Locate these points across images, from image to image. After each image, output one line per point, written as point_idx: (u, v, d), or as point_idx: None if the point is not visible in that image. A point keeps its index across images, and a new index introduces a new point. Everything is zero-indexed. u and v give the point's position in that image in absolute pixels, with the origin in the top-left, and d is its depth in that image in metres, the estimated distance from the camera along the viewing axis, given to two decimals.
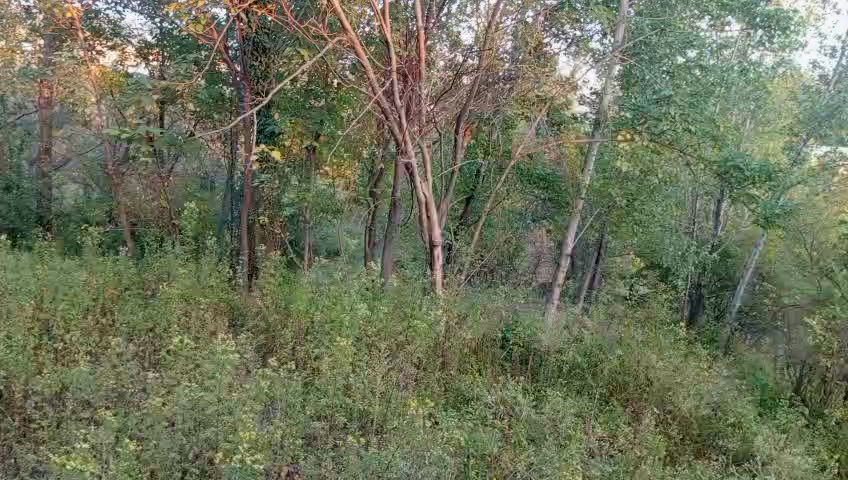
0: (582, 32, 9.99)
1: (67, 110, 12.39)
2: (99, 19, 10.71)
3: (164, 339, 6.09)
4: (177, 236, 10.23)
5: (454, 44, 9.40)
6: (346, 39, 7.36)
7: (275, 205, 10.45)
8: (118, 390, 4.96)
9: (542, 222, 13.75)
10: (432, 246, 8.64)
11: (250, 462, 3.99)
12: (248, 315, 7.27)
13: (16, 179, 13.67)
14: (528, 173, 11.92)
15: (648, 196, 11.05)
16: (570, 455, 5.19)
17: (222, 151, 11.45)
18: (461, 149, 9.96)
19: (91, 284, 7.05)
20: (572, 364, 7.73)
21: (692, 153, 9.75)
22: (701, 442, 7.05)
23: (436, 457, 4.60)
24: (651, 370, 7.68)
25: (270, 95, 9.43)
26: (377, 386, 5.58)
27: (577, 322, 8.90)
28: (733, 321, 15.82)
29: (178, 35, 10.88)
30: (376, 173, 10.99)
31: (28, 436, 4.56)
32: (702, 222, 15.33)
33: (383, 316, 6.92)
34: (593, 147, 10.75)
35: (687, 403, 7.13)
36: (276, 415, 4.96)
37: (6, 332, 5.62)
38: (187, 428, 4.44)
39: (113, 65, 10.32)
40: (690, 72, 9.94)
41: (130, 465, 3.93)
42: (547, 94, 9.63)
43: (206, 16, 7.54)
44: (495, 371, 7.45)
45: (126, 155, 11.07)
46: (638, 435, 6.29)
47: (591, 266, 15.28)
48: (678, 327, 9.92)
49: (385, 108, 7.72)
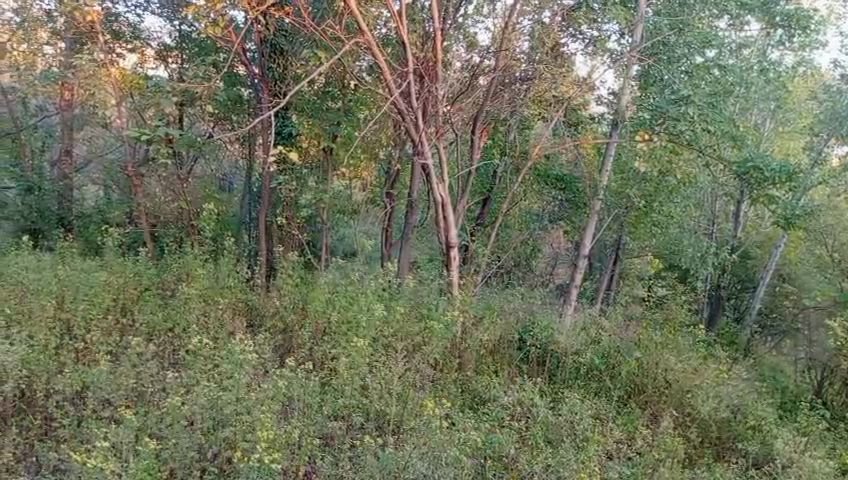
0: (599, 32, 9.90)
1: (88, 113, 12.54)
2: (119, 22, 10.84)
3: (183, 339, 6.14)
4: (196, 237, 10.31)
5: (470, 45, 9.28)
6: (363, 41, 7.43)
7: (292, 206, 10.49)
8: (138, 389, 5.01)
9: (559, 222, 13.68)
10: (449, 246, 8.62)
11: (267, 461, 4.04)
12: (266, 315, 7.31)
13: (38, 180, 13.93)
14: (545, 174, 11.97)
15: (667, 196, 10.98)
16: (588, 457, 5.19)
17: (239, 152, 11.50)
18: (478, 151, 9.94)
19: (111, 285, 7.13)
20: (590, 366, 7.67)
21: (712, 153, 9.81)
22: (720, 445, 6.97)
23: (452, 458, 4.62)
24: (669, 372, 7.64)
25: (288, 97, 9.53)
26: (394, 387, 5.59)
27: (595, 323, 8.83)
28: (753, 323, 15.62)
29: (198, 38, 10.89)
30: (392, 174, 11.20)
31: (50, 435, 4.60)
32: (721, 223, 15.18)
33: (399, 317, 6.93)
34: (611, 148, 10.60)
35: (706, 406, 7.08)
36: (294, 415, 4.98)
37: (28, 331, 5.69)
38: (207, 427, 4.50)
39: (133, 67, 10.45)
40: (710, 72, 9.76)
41: (150, 464, 3.96)
42: (564, 94, 9.68)
43: (224, 18, 7.64)
44: (511, 372, 7.42)
45: (145, 157, 11.20)
46: (656, 438, 6.25)
47: (610, 267, 15.19)
48: (697, 329, 9.84)
49: (402, 109, 7.75)
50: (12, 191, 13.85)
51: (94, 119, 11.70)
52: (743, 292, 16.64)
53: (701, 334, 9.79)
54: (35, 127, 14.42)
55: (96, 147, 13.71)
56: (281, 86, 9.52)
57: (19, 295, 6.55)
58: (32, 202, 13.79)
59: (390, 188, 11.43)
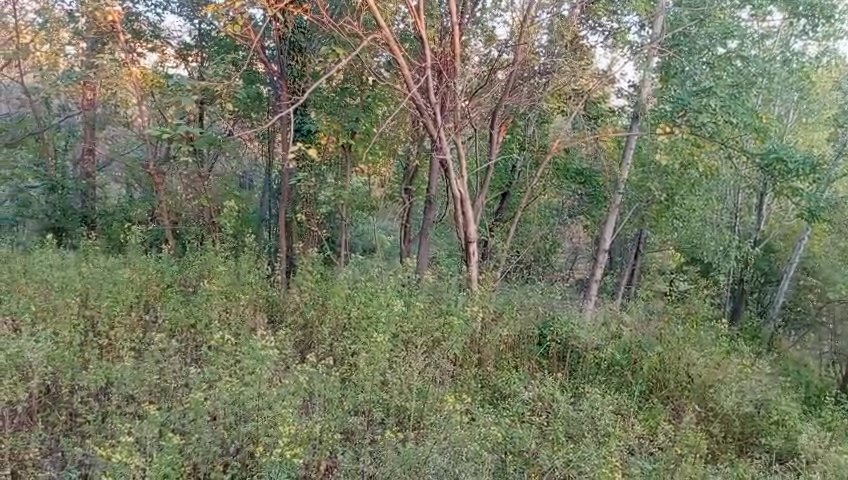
0: (619, 24, 9.90)
1: (109, 112, 12.67)
2: (139, 21, 11.07)
3: (205, 335, 6.20)
4: (216, 234, 10.39)
5: (489, 39, 9.30)
6: (381, 36, 7.43)
7: (312, 202, 10.53)
8: (161, 385, 5.07)
9: (579, 217, 13.61)
10: (468, 242, 8.60)
11: (288, 456, 4.07)
12: (286, 312, 7.35)
13: (61, 179, 14.01)
14: (565, 168, 11.78)
15: (689, 190, 10.82)
16: (609, 452, 5.18)
17: (259, 150, 11.57)
18: (496, 146, 9.88)
19: (134, 282, 7.21)
20: (611, 361, 7.60)
21: (734, 145, 9.62)
22: (744, 440, 6.93)
23: (473, 453, 4.64)
24: (691, 367, 7.59)
25: (307, 93, 9.45)
26: (414, 382, 5.61)
27: (615, 318, 8.76)
28: (776, 317, 15.39)
29: (218, 36, 11.00)
30: (410, 170, 11.36)
31: (75, 430, 4.66)
32: (744, 216, 14.99)
33: (419, 313, 6.95)
34: (631, 141, 10.61)
35: (729, 401, 7.01)
36: (315, 410, 5.00)
37: (53, 328, 5.77)
38: (229, 422, 4.54)
39: (154, 66, 10.24)
40: (732, 63, 9.67)
41: (174, 459, 4.00)
42: (584, 87, 9.79)
43: (243, 17, 7.69)
44: (532, 367, 7.39)
45: (166, 155, 11.30)
46: (679, 433, 6.20)
47: (630, 262, 15.08)
48: (720, 324, 9.75)
49: (421, 104, 7.75)
50: (35, 190, 14.05)
51: (116, 118, 11.78)
52: (766, 285, 16.40)
53: (724, 328, 9.69)
54: (58, 127, 14.53)
55: (119, 146, 13.88)
56: (300, 83, 9.46)
57: (45, 293, 6.65)
58: (55, 201, 13.89)
59: (408, 184, 11.56)
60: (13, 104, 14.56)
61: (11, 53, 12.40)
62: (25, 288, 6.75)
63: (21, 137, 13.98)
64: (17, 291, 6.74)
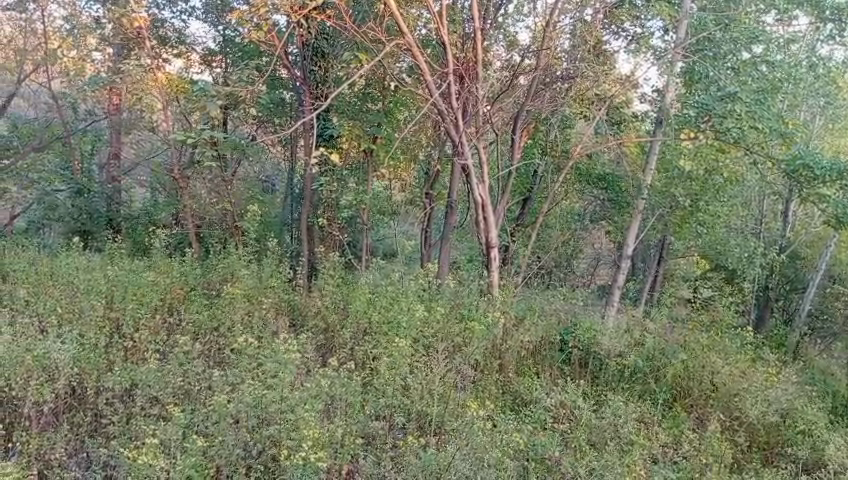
0: (642, 29, 9.87)
1: (135, 116, 12.82)
2: (165, 28, 11.28)
3: (228, 338, 6.25)
4: (239, 238, 10.49)
5: (510, 44, 9.38)
6: (403, 41, 7.43)
7: (334, 207, 10.59)
8: (185, 387, 5.12)
9: (600, 222, 13.54)
10: (489, 246, 8.59)
11: (312, 460, 4.08)
12: (308, 315, 7.36)
13: (87, 182, 14.27)
14: (587, 173, 11.71)
15: (713, 195, 10.67)
16: (633, 461, 5.16)
17: (282, 155, 11.66)
18: (518, 151, 9.85)
19: (159, 285, 7.31)
20: (633, 368, 7.48)
21: (760, 150, 9.48)
22: (769, 450, 6.79)
23: (495, 459, 4.63)
24: (716, 375, 7.50)
25: (330, 99, 9.61)
26: (435, 387, 5.61)
27: (639, 325, 8.66)
28: (802, 325, 15.04)
29: (241, 42, 11.07)
30: (432, 175, 11.16)
31: (100, 431, 4.72)
32: (769, 222, 14.80)
33: (440, 318, 6.96)
34: (654, 146, 10.54)
35: (755, 410, 6.88)
36: (336, 414, 5.01)
37: (79, 330, 5.87)
38: (252, 425, 4.57)
39: (180, 72, 10.30)
40: (756, 68, 9.46)
41: (197, 461, 4.04)
42: (606, 92, 9.75)
43: (267, 23, 7.77)
44: (553, 374, 7.36)
45: (191, 160, 11.43)
46: (703, 441, 6.13)
47: (654, 268, 14.94)
48: (745, 331, 9.61)
49: (442, 109, 7.75)
50: (62, 194, 14.14)
51: (141, 123, 11.93)
52: (791, 293, 16.01)
53: (749, 336, 9.55)
54: (84, 131, 14.69)
55: (143, 150, 13.87)
56: (322, 89, 9.56)
57: (71, 296, 6.76)
58: (81, 204, 14.07)
59: (430, 189, 11.27)
60: (41, 108, 14.48)
61: (39, 58, 12.91)
62: (52, 291, 6.87)
63: (49, 142, 14.09)
64: (44, 293, 6.85)
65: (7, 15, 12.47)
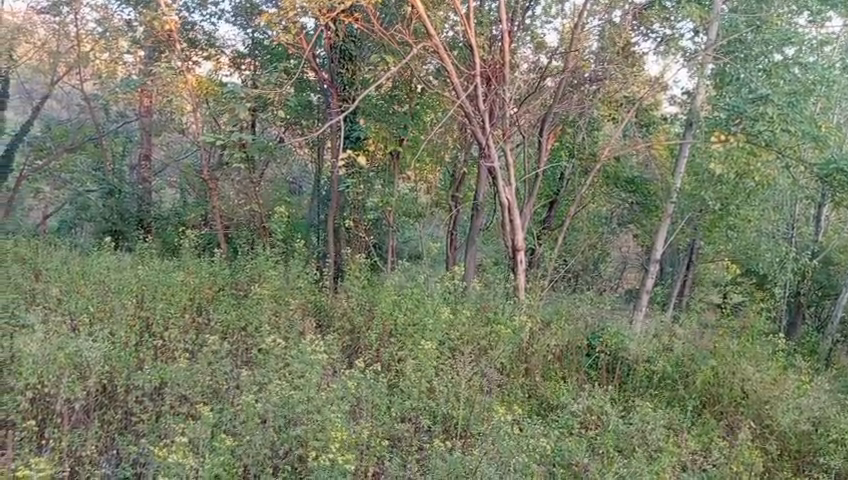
0: (672, 31, 9.72)
1: (165, 118, 12.99)
2: (194, 30, 11.45)
3: (255, 339, 6.30)
4: (267, 240, 10.60)
5: (538, 46, 9.27)
6: (431, 43, 7.48)
7: (360, 209, 10.63)
8: (213, 387, 5.17)
9: (628, 226, 13.43)
10: (515, 249, 8.54)
11: (338, 462, 4.08)
12: (334, 316, 7.38)
13: (118, 184, 14.43)
14: (614, 176, 11.56)
15: (744, 200, 10.62)
16: (662, 469, 5.10)
17: (309, 157, 11.74)
18: (544, 153, 9.80)
19: (188, 285, 7.41)
20: (662, 374, 7.52)
21: (793, 154, 9.28)
22: (801, 459, 6.48)
23: (521, 464, 4.58)
24: (747, 382, 7.30)
25: (357, 101, 9.66)
26: (461, 391, 5.59)
27: (668, 330, 8.58)
28: (835, 333, 14.68)
29: (270, 44, 11.11)
30: (458, 177, 11.17)
31: (129, 429, 4.80)
32: (801, 226, 14.38)
33: (466, 320, 6.95)
34: (685, 149, 10.36)
35: (786, 418, 6.60)
36: (363, 416, 5.04)
37: (110, 329, 5.96)
38: (279, 425, 4.59)
39: (209, 74, 10.39)
40: (789, 70, 9.19)
41: (225, 460, 4.09)
42: (635, 94, 9.54)
43: (296, 26, 7.84)
44: (580, 379, 7.35)
45: (220, 162, 11.56)
46: (734, 448, 6.00)
47: (682, 272, 14.88)
48: (777, 337, 9.41)
49: (469, 112, 7.80)
50: (94, 194, 14.26)
51: (171, 124, 12.05)
52: (824, 299, 15.67)
53: (781, 342, 9.36)
54: (115, 133, 15.08)
55: (174, 152, 14.01)
56: (350, 91, 9.68)
57: (102, 295, 6.87)
58: (112, 205, 14.17)
59: (456, 191, 11.33)
60: (74, 109, 14.77)
61: (72, 61, 13.40)
62: (84, 290, 7.00)
63: (81, 143, 14.64)
64: (76, 292, 6.98)
65: (42, 19, 12.79)
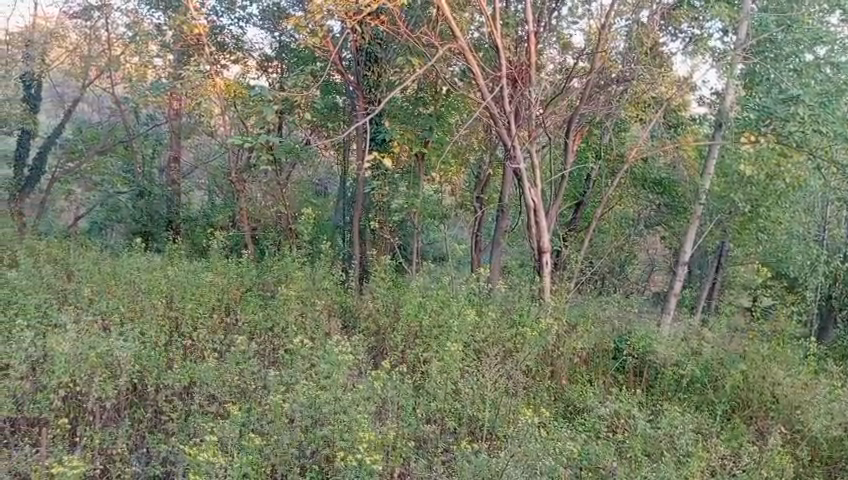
0: (701, 30, 9.69)
1: (194, 121, 13.18)
2: (223, 34, 11.63)
3: (282, 339, 6.37)
4: (294, 241, 10.71)
5: (564, 47, 9.43)
6: (457, 45, 7.48)
7: (385, 210, 10.68)
8: (242, 386, 5.21)
9: (655, 227, 13.31)
10: (541, 251, 8.50)
11: (364, 461, 4.12)
12: (360, 317, 7.44)
13: (149, 186, 14.51)
14: (642, 177, 11.43)
15: (774, 201, 10.49)
16: (691, 472, 5.01)
17: (334, 159, 11.82)
18: (571, 155, 9.70)
19: (216, 286, 7.52)
20: (691, 377, 7.44)
21: (824, 155, 9.11)
22: (832, 465, 6.32)
23: (547, 467, 4.55)
24: (777, 387, 7.22)
25: (383, 103, 9.72)
26: (487, 393, 5.56)
27: (697, 333, 8.48)
28: None
29: (297, 48, 11.18)
30: (483, 178, 11.31)
31: (158, 427, 4.90)
32: (832, 228, 14.04)
33: (491, 322, 6.94)
34: (713, 151, 10.19)
35: (818, 423, 6.44)
36: (389, 416, 5.08)
37: (140, 328, 6.04)
38: (306, 424, 4.64)
39: (236, 77, 10.53)
40: (821, 70, 9.06)
41: (253, 459, 4.16)
42: (663, 95, 9.40)
43: (322, 29, 7.89)
44: (606, 382, 7.33)
45: (247, 164, 11.72)
46: (763, 453, 5.91)
47: (711, 274, 15.08)
48: (808, 341, 9.25)
49: (495, 113, 7.76)
50: (124, 196, 14.59)
51: (199, 127, 12.22)
52: None
53: (813, 346, 9.20)
54: (146, 135, 15.18)
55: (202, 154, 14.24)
56: (375, 93, 9.74)
57: (133, 296, 6.98)
58: (142, 207, 14.38)
59: (480, 192, 11.47)
60: (105, 112, 15.16)
61: (103, 64, 13.36)
62: (115, 290, 7.14)
63: (112, 145, 14.66)
64: (107, 292, 7.13)
65: (73, 23, 13.09)
